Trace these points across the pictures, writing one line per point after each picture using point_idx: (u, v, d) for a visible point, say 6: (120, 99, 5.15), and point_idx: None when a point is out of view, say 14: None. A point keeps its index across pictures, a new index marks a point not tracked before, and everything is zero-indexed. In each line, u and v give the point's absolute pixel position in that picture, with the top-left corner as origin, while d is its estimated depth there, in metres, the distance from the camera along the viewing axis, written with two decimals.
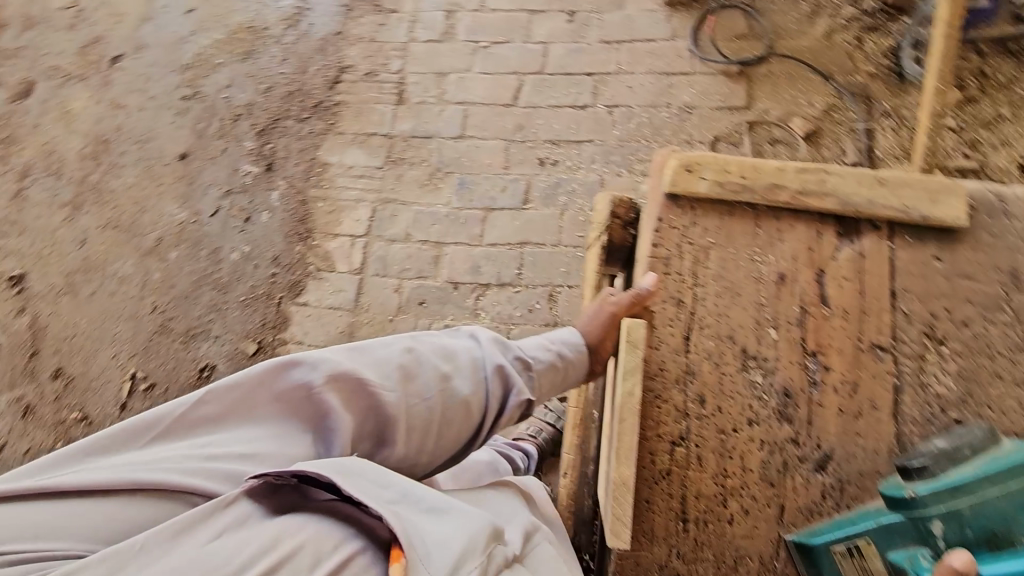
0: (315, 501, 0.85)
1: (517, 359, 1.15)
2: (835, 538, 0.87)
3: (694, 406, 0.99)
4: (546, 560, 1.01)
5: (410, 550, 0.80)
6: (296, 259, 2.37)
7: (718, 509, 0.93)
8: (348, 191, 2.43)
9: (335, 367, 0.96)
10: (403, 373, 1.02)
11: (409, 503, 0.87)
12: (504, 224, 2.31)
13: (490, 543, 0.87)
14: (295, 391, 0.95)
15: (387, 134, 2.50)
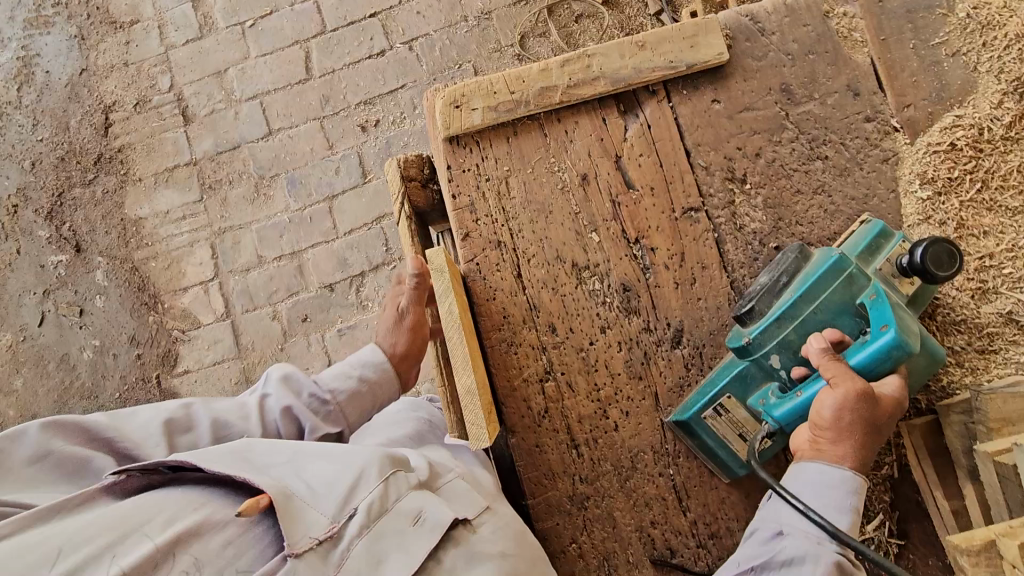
0: (187, 477, 0.91)
1: (312, 396, 1.13)
2: (701, 407, 0.90)
3: (548, 338, 0.97)
4: (461, 486, 0.99)
5: (286, 501, 0.86)
6: (153, 332, 2.17)
7: (602, 422, 0.96)
8: (176, 238, 2.20)
9: (85, 427, 0.94)
10: (168, 428, 1.01)
11: (297, 461, 0.94)
12: (352, 206, 2.16)
13: (387, 470, 0.92)
14: (43, 443, 0.90)
15: (190, 161, 2.22)
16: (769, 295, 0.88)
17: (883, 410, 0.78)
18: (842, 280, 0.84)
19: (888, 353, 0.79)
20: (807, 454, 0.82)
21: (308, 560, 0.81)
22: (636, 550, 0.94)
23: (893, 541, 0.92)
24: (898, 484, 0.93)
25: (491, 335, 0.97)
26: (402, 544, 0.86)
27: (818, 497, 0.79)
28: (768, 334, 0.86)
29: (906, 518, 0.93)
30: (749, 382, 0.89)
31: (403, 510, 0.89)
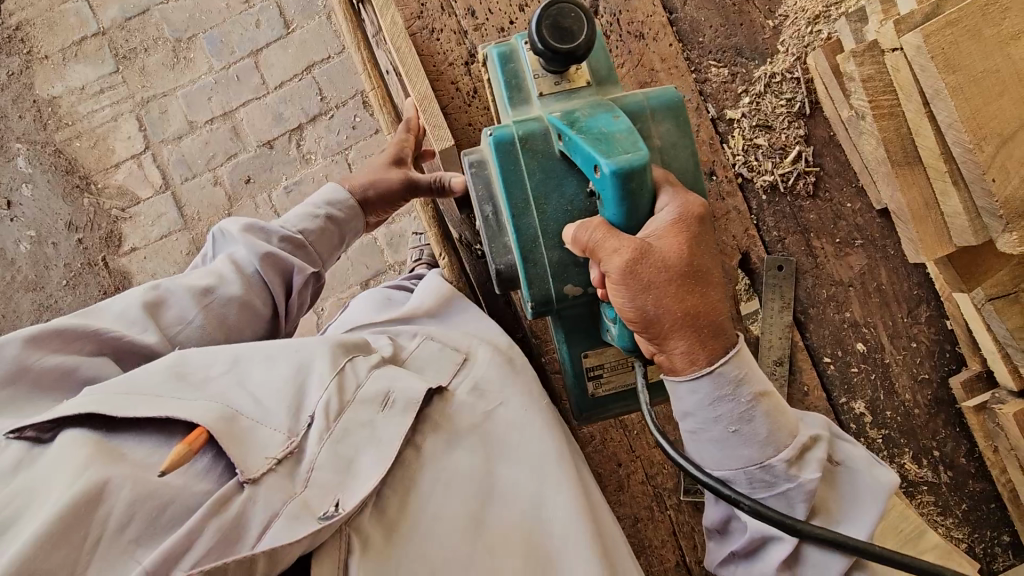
0: (98, 418, 0.66)
1: (282, 240, 0.90)
2: (581, 388, 0.87)
3: (469, 21, 0.99)
4: (432, 349, 0.87)
5: (230, 424, 0.67)
6: (90, 215, 2.08)
7: None
8: (98, 114, 2.09)
9: (58, 330, 0.72)
10: (155, 313, 0.78)
11: (239, 366, 0.75)
12: (279, 59, 2.10)
13: (342, 360, 0.77)
14: (17, 365, 0.68)
15: (98, 31, 2.10)
16: (497, 239, 0.81)
17: (667, 277, 0.63)
18: (523, 154, 0.75)
19: (618, 190, 0.65)
20: (666, 361, 0.68)
21: (271, 481, 0.64)
22: None
23: (809, 170, 1.00)
24: (811, 119, 1.00)
25: (411, 24, 0.98)
26: (374, 438, 0.71)
27: (722, 437, 0.67)
28: (535, 276, 0.76)
29: (820, 149, 1.01)
30: (577, 337, 0.84)
31: (366, 398, 0.74)
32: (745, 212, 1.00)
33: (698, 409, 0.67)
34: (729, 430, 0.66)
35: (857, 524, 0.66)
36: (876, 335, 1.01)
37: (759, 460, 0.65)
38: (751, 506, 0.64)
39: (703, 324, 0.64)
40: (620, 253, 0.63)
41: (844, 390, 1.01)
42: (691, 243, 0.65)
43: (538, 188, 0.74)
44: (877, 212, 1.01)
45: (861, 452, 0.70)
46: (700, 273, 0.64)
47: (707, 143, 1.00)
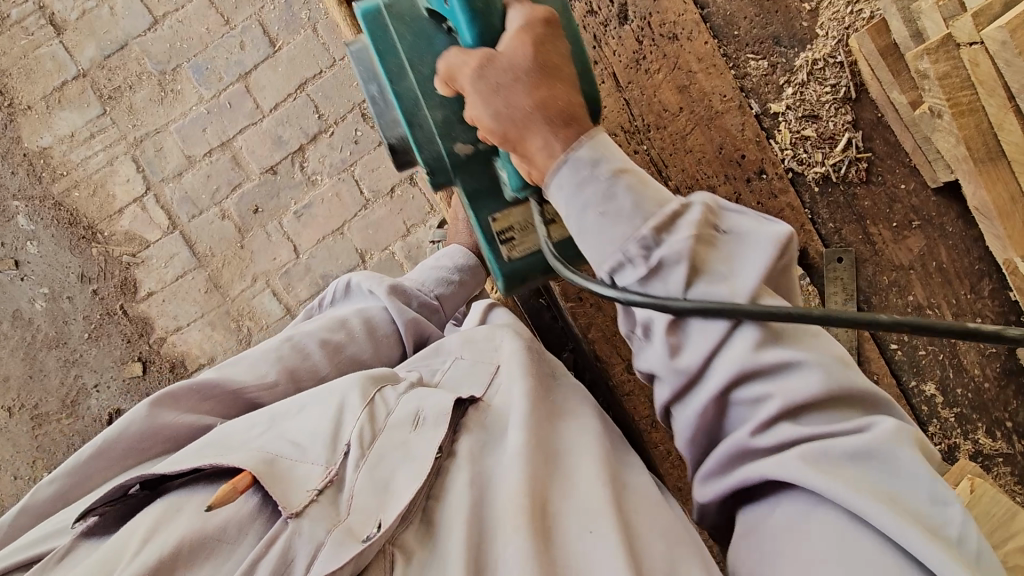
0: (172, 483, 0.69)
1: (423, 305, 1.00)
2: (497, 252, 0.81)
3: None
4: (462, 366, 0.84)
5: (273, 466, 0.67)
6: (101, 264, 2.03)
7: None
8: (93, 160, 2.04)
9: (193, 389, 0.82)
10: (286, 371, 0.86)
11: (278, 423, 0.75)
12: (270, 80, 2.03)
13: (371, 391, 0.77)
14: (152, 421, 0.77)
15: (79, 74, 2.02)
16: (386, 116, 0.79)
17: (515, 78, 0.59)
18: (395, 24, 0.74)
19: (467, 10, 0.62)
20: (539, 174, 0.62)
21: (315, 513, 0.63)
22: None
23: (861, 156, 0.97)
24: (858, 102, 0.97)
25: None
26: (408, 452, 0.70)
27: (594, 227, 0.58)
28: (426, 138, 0.75)
29: (869, 133, 0.98)
30: (482, 200, 0.78)
31: (398, 420, 0.73)
32: (799, 207, 0.97)
33: (568, 206, 0.60)
34: (594, 214, 0.58)
35: (737, 282, 0.55)
36: (941, 315, 1.00)
37: (631, 234, 0.57)
38: (634, 297, 0.57)
39: (560, 114, 0.59)
40: (468, 67, 0.60)
41: (913, 373, 1.01)
42: (537, 44, 0.60)
43: (409, 50, 0.73)
44: (933, 191, 0.98)
45: (748, 215, 0.58)
46: (549, 69, 0.59)
47: (753, 141, 0.96)
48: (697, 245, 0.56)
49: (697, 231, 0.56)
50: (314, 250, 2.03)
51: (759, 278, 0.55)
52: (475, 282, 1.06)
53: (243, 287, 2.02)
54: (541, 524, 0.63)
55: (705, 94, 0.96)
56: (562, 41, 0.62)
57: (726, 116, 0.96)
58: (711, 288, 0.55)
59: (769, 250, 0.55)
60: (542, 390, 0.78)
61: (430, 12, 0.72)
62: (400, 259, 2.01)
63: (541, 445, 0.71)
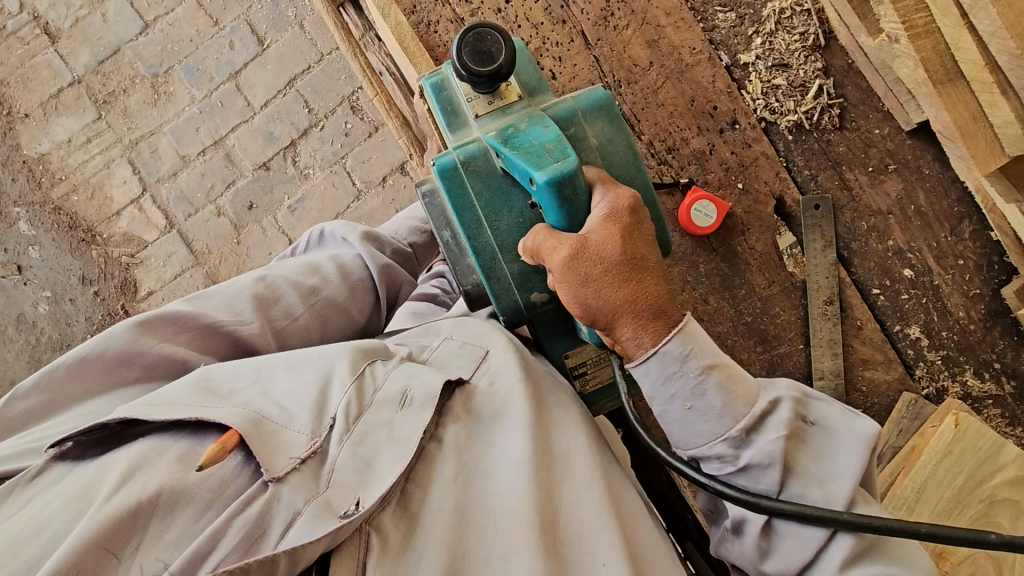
0: (146, 426, 0.70)
1: (395, 252, 1.04)
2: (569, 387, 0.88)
3: (463, 7, 0.96)
4: (452, 345, 0.84)
5: (258, 427, 0.68)
6: (101, 266, 2.07)
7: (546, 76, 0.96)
8: (90, 164, 2.07)
9: (170, 319, 0.83)
10: (260, 308, 0.88)
11: (264, 376, 0.77)
12: (259, 78, 2.06)
13: (361, 364, 0.77)
14: (131, 346, 0.80)
15: (73, 80, 2.07)
16: (460, 261, 0.84)
17: (603, 268, 0.66)
18: (469, 178, 0.77)
19: (555, 199, 0.69)
20: (565, 290, 0.67)
21: (294, 482, 0.65)
22: None
23: (833, 103, 0.98)
24: (827, 50, 0.98)
25: (406, 18, 0.96)
26: (392, 436, 0.71)
27: (681, 416, 0.69)
28: (501, 289, 0.79)
29: (841, 80, 0.98)
30: (557, 340, 0.86)
31: (385, 398, 0.74)
32: (774, 156, 0.98)
33: (652, 391, 0.69)
34: (683, 408, 0.68)
35: (832, 487, 0.65)
36: (922, 259, 1.00)
37: (716, 433, 0.67)
38: (724, 489, 0.67)
39: (647, 309, 0.67)
40: (560, 254, 0.67)
41: (897, 317, 1.00)
42: (625, 234, 0.67)
43: (487, 207, 0.77)
44: (907, 134, 0.99)
45: (833, 410, 0.69)
46: (636, 262, 0.67)
47: (725, 93, 0.97)
48: (791, 441, 0.67)
49: (788, 431, 0.66)
50: None
51: (847, 495, 0.64)
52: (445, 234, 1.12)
53: None
54: (546, 532, 0.67)
55: (674, 48, 0.97)
56: (647, 225, 0.69)
57: (697, 69, 0.97)
58: (805, 490, 0.65)
59: (862, 450, 0.66)
60: (540, 389, 0.80)
61: (505, 171, 0.76)
62: None
63: (543, 450, 0.73)
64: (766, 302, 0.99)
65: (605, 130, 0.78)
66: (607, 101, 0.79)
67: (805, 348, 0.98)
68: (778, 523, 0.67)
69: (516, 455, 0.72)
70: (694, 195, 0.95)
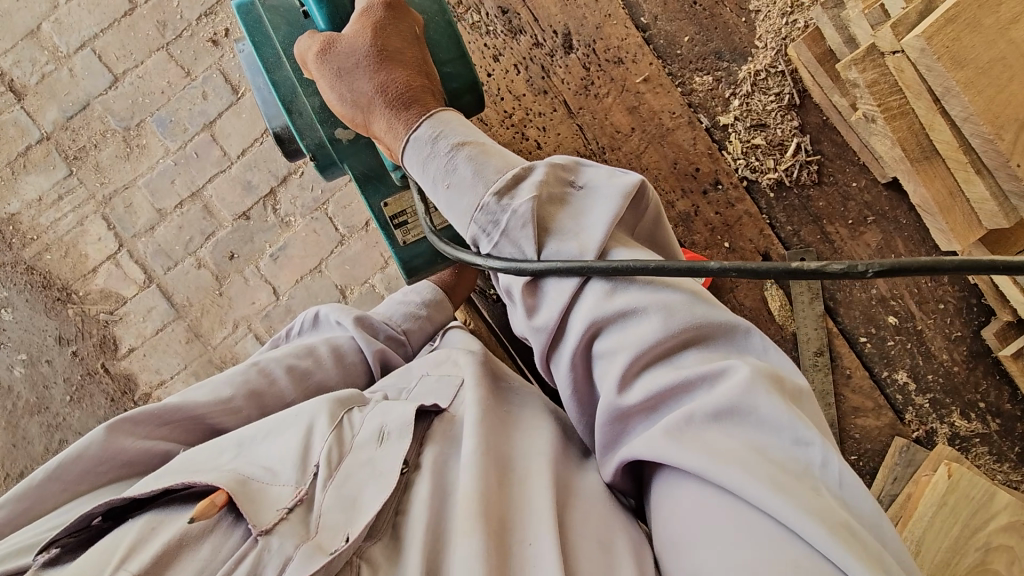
0: (136, 510, 0.66)
1: (389, 338, 1.01)
2: (392, 237, 0.95)
3: None
4: (429, 381, 0.82)
5: (245, 485, 0.64)
6: (78, 325, 2.02)
7: (535, 150, 0.97)
8: (63, 221, 2.03)
9: (154, 414, 0.81)
10: (251, 395, 0.88)
11: (245, 447, 0.73)
12: (236, 127, 2.04)
13: (340, 414, 0.75)
14: (109, 446, 0.77)
15: (42, 137, 2.02)
16: (269, 105, 0.89)
17: (354, 61, 0.69)
18: (268, 19, 0.84)
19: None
20: (328, 88, 0.71)
21: (284, 533, 0.60)
22: None
23: (810, 159, 1.01)
24: (802, 108, 1.00)
25: None
26: (375, 471, 0.66)
27: (446, 200, 0.64)
28: (303, 124, 0.84)
29: (818, 138, 1.01)
30: (371, 188, 0.90)
31: (364, 439, 0.70)
32: (757, 213, 1.00)
33: (422, 177, 0.66)
34: (443, 189, 0.64)
35: (584, 236, 0.59)
36: (905, 305, 1.03)
37: (473, 203, 0.62)
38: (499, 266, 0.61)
39: (399, 97, 0.68)
40: (313, 52, 0.71)
41: (884, 364, 1.03)
42: (375, 28, 0.70)
43: (283, 41, 0.83)
44: (883, 186, 1.01)
45: (600, 169, 0.63)
46: (387, 54, 0.69)
47: (707, 153, 0.99)
48: (550, 201, 0.61)
49: (541, 191, 0.60)
50: (292, 290, 2.02)
51: (599, 240, 0.58)
52: (441, 313, 1.07)
53: (224, 334, 2.01)
54: (495, 529, 0.59)
55: (654, 113, 0.98)
56: (403, 26, 0.72)
57: (678, 132, 0.99)
58: (561, 246, 0.59)
59: (616, 201, 0.60)
60: (498, 404, 0.76)
61: (300, 5, 0.82)
62: (380, 291, 2.02)
63: (494, 452, 0.68)
64: None
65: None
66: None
67: None
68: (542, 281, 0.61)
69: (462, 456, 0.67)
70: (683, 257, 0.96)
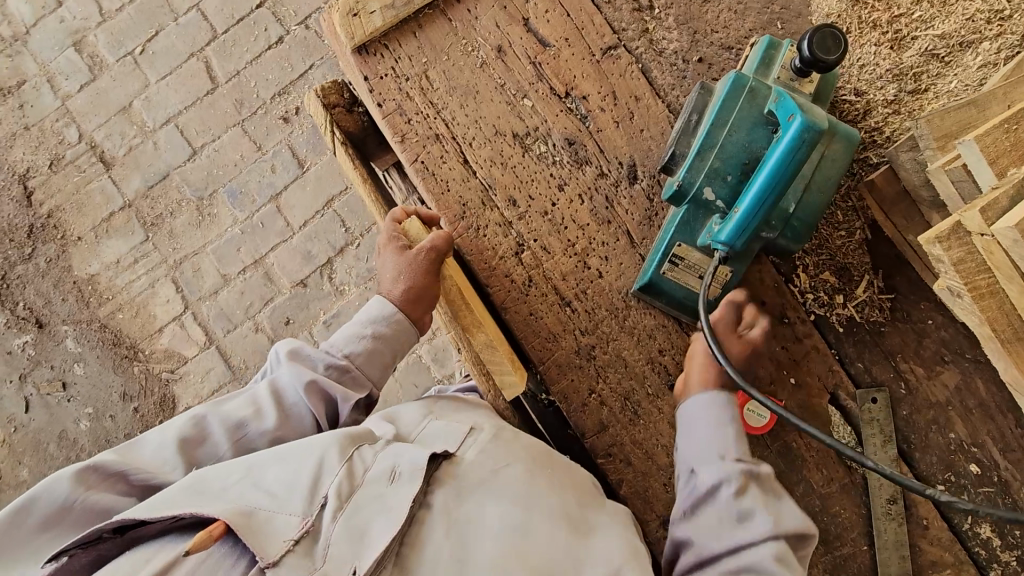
0: (148, 528, 0.67)
1: (328, 365, 0.89)
2: (657, 264, 0.93)
3: (510, 210, 0.98)
4: (440, 427, 0.85)
5: (251, 517, 0.66)
6: (142, 382, 2.11)
7: (597, 278, 0.97)
8: (137, 283, 2.15)
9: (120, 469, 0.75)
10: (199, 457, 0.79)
11: (256, 468, 0.73)
12: (299, 198, 2.14)
13: (350, 449, 0.75)
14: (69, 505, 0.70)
15: (124, 205, 2.16)
16: (684, 139, 0.90)
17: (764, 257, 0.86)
18: (745, 97, 0.83)
19: (800, 140, 0.73)
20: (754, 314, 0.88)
21: (290, 564, 0.64)
22: (653, 381, 0.96)
23: (883, 296, 0.97)
24: (874, 243, 0.97)
25: (457, 224, 0.98)
26: (385, 506, 0.70)
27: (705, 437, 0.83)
28: (697, 168, 0.86)
29: (891, 273, 0.97)
30: (686, 230, 0.91)
31: (374, 476, 0.73)
32: (824, 349, 0.97)
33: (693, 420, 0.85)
34: (713, 426, 0.84)
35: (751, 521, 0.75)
36: (988, 452, 0.96)
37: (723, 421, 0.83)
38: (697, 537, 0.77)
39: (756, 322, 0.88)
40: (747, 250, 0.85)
41: (965, 514, 0.96)
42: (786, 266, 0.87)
43: (742, 120, 0.83)
44: (962, 324, 0.97)
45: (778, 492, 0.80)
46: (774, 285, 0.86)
47: (773, 287, 0.97)
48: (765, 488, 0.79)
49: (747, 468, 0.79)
50: None
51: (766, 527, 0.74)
52: (377, 362, 0.92)
53: None
54: None
55: None
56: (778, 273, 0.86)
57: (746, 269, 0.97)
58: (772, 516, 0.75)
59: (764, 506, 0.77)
60: (541, 457, 0.84)
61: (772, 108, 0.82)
62: (426, 362, 2.06)
63: (533, 511, 0.74)
64: (825, 500, 0.96)
65: (840, 153, 0.83)
66: (852, 144, 0.84)
67: (870, 549, 0.95)
68: (718, 495, 0.78)
69: (503, 523, 0.72)
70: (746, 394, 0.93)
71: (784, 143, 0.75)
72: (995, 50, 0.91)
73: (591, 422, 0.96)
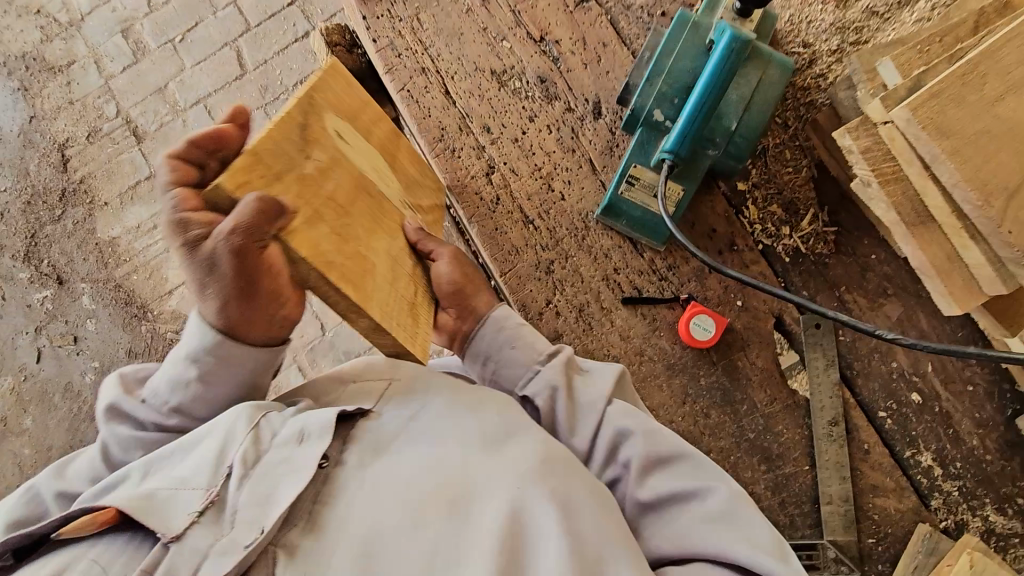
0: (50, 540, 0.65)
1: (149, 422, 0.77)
2: (617, 186, 1.01)
3: (484, 136, 1.08)
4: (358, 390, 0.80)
5: (149, 499, 0.63)
6: (148, 341, 2.21)
7: (559, 200, 1.06)
8: (154, 248, 2.29)
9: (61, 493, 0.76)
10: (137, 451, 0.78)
11: (160, 459, 0.70)
12: None
13: (256, 416, 0.71)
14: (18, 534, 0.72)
15: (151, 176, 2.33)
16: (637, 71, 1.03)
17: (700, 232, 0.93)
18: (688, 28, 0.95)
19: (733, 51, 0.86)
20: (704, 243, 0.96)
21: (195, 534, 0.62)
22: (607, 296, 1.03)
23: (828, 229, 1.04)
24: (820, 181, 1.04)
25: (435, 146, 1.08)
26: (293, 470, 0.67)
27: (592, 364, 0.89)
28: (647, 91, 0.98)
29: (835, 209, 1.04)
30: (641, 151, 1.00)
31: (282, 439, 0.69)
32: (770, 276, 1.03)
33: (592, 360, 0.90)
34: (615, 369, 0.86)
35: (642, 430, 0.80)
36: (929, 382, 1.00)
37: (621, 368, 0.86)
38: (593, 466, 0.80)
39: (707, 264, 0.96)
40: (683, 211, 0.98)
41: (906, 443, 0.99)
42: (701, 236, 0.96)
43: (687, 45, 0.95)
44: (904, 260, 1.02)
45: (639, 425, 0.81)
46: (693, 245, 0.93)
47: (723, 217, 1.04)
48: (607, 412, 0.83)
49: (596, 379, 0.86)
50: None
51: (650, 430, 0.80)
52: (223, 380, 0.74)
53: None
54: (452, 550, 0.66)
55: None
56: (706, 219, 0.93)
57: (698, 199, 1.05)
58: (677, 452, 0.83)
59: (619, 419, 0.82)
60: (463, 396, 0.79)
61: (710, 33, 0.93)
62: None
63: (450, 468, 0.71)
64: (768, 418, 1.00)
65: (776, 77, 0.94)
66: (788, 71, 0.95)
67: (810, 469, 0.98)
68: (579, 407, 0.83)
69: (408, 478, 0.70)
70: (692, 309, 0.99)
71: (718, 52, 0.87)
72: (931, 6, 1.00)
73: (546, 331, 1.02)
